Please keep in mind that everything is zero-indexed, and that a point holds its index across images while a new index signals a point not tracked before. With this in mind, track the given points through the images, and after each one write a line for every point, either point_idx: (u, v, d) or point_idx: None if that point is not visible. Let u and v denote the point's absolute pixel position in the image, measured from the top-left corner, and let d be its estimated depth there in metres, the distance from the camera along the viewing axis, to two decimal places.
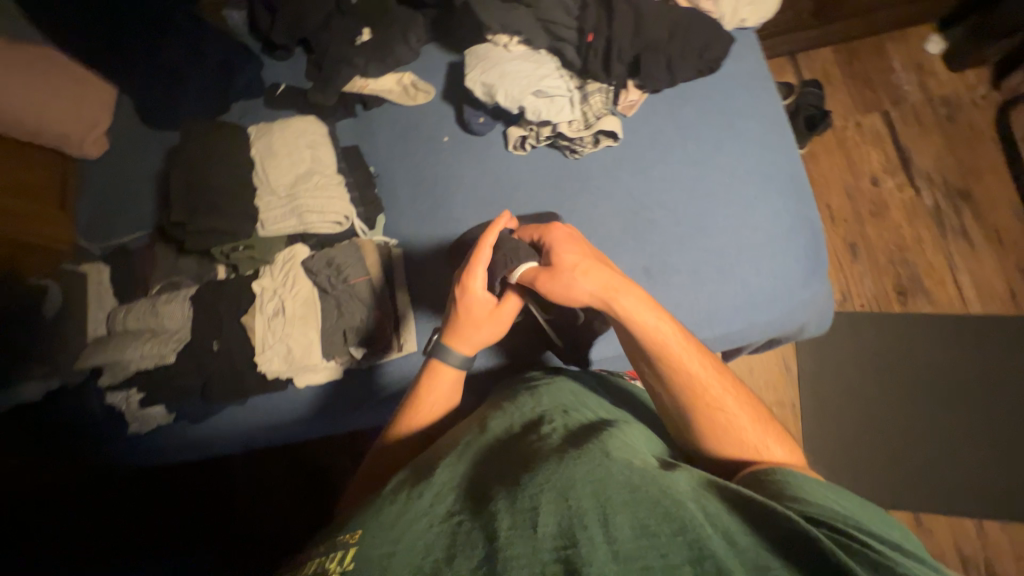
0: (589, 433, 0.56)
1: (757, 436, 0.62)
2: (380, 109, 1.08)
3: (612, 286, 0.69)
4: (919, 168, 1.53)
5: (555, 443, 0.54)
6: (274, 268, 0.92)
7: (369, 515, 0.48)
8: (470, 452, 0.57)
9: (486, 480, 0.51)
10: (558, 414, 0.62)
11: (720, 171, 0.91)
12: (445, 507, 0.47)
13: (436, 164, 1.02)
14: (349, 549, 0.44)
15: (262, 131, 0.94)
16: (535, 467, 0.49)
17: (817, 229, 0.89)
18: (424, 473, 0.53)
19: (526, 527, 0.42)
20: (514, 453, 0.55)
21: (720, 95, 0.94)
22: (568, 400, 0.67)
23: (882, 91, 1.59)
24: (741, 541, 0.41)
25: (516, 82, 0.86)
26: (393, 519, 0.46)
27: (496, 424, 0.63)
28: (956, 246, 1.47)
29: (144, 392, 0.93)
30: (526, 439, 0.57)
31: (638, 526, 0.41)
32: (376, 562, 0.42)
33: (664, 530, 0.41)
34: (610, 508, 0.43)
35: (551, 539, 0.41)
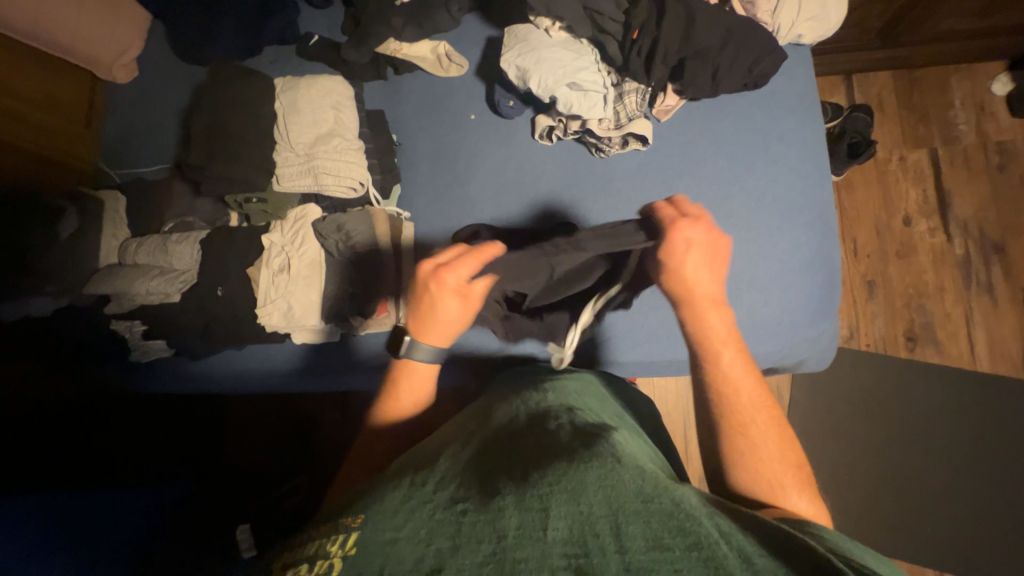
0: (592, 431, 0.56)
1: (776, 477, 0.65)
2: (411, 75, 1.05)
3: (714, 298, 0.72)
4: (956, 215, 1.47)
5: (564, 440, 0.54)
6: (285, 225, 0.93)
7: (371, 502, 0.49)
8: (478, 444, 0.58)
9: (492, 473, 0.51)
10: (564, 411, 0.63)
11: (745, 193, 0.89)
12: (448, 496, 0.48)
13: (459, 142, 1.01)
14: (350, 533, 0.45)
15: (287, 84, 0.92)
16: (542, 465, 0.50)
17: (835, 269, 0.87)
18: (428, 464, 0.55)
19: (535, 527, 0.42)
20: (523, 446, 0.55)
21: (760, 113, 0.91)
22: (577, 401, 0.68)
23: (935, 127, 1.51)
24: (759, 564, 0.40)
25: (552, 70, 0.83)
26: (397, 509, 0.47)
27: (503, 418, 0.63)
28: (978, 300, 1.42)
29: (148, 324, 0.96)
30: (534, 434, 0.58)
31: (651, 535, 0.41)
32: (378, 549, 0.42)
33: (678, 543, 0.40)
34: (621, 513, 0.43)
35: (560, 543, 0.41)
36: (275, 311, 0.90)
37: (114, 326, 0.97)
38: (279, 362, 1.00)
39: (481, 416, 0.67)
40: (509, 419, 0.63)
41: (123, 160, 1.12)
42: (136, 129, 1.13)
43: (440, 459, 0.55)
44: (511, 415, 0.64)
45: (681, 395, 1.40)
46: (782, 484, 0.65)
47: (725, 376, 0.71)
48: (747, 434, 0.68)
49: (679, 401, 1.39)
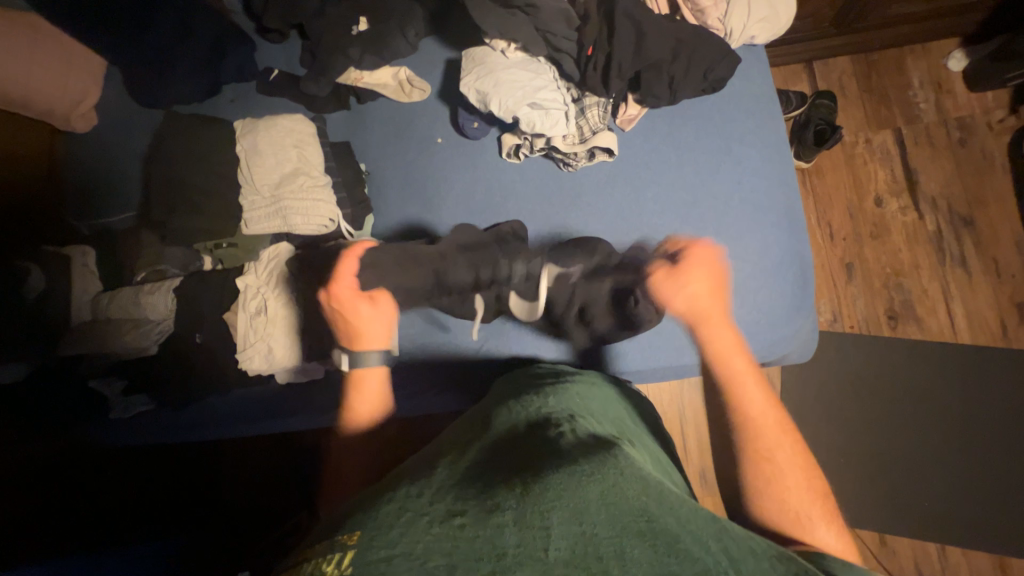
0: (587, 441, 0.57)
1: (800, 504, 0.66)
2: (374, 103, 1.05)
3: (708, 315, 0.78)
4: (925, 192, 1.50)
5: (565, 451, 0.55)
6: (260, 265, 0.92)
7: (364, 515, 0.47)
8: (478, 454, 0.57)
9: (491, 483, 0.51)
10: (565, 418, 0.63)
11: (714, 196, 0.89)
12: (445, 508, 0.47)
13: (427, 167, 1.00)
14: (345, 551, 0.43)
15: (247, 127, 0.91)
16: (541, 477, 0.50)
17: (807, 264, 0.87)
18: (425, 473, 0.54)
19: (539, 548, 0.43)
20: (523, 457, 0.55)
21: (721, 116, 0.92)
22: (575, 406, 0.67)
23: (896, 108, 1.54)
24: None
25: (511, 91, 0.83)
26: (393, 523, 0.45)
27: (503, 425, 0.63)
28: (953, 274, 1.45)
29: (128, 378, 0.94)
30: (533, 446, 0.57)
31: (656, 561, 0.42)
32: (373, 567, 0.41)
33: (683, 569, 0.42)
34: (626, 539, 0.44)
35: (562, 564, 0.41)
36: (257, 355, 0.89)
37: (93, 386, 0.96)
38: (263, 405, 0.98)
39: (479, 422, 0.67)
40: (509, 427, 0.62)
41: (89, 212, 1.10)
42: (101, 179, 1.11)
43: (437, 469, 0.54)
44: (510, 423, 0.63)
45: (674, 394, 1.41)
46: (807, 515, 0.65)
47: (731, 388, 0.74)
48: (768, 452, 0.70)
49: (674, 400, 1.40)
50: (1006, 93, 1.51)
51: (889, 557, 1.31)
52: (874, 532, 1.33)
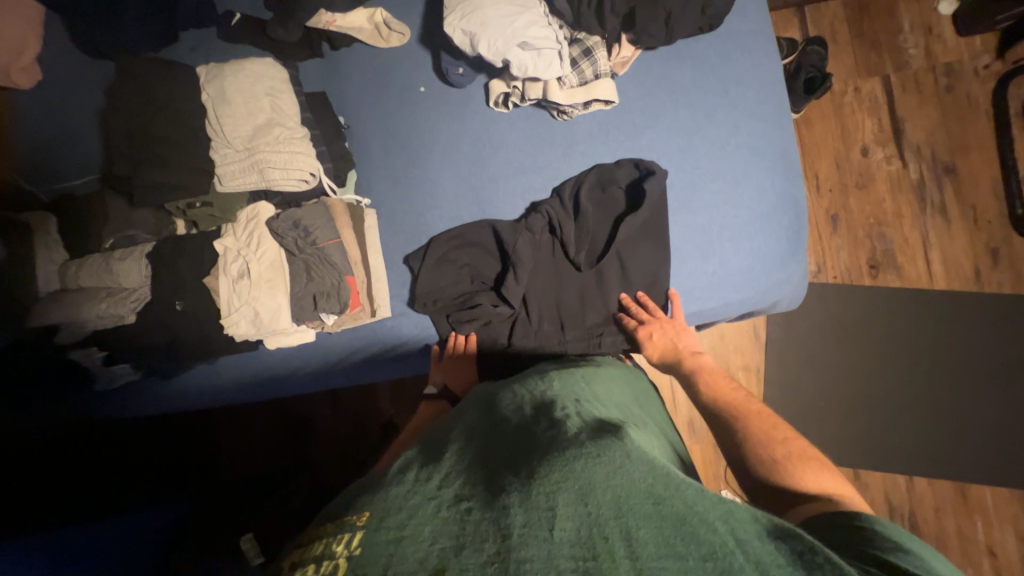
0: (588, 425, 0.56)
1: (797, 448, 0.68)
2: (350, 50, 0.98)
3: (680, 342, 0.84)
4: (909, 140, 1.50)
5: (571, 432, 0.53)
6: (238, 227, 0.87)
7: (375, 497, 0.49)
8: (486, 442, 0.57)
9: (500, 470, 0.51)
10: (569, 401, 0.61)
11: (710, 142, 0.86)
12: (454, 494, 0.48)
13: (411, 119, 0.96)
14: (355, 532, 0.44)
15: (213, 75, 0.84)
16: (546, 461, 0.49)
17: (802, 211, 0.86)
18: (434, 458, 0.55)
19: (543, 528, 0.42)
20: (529, 441, 0.54)
21: (718, 56, 0.87)
22: (579, 390, 0.66)
23: (886, 54, 1.52)
24: (774, 569, 0.40)
25: (501, 31, 0.77)
26: (401, 505, 0.47)
27: (508, 412, 0.62)
28: (933, 222, 1.48)
29: (106, 350, 0.90)
30: (539, 428, 0.56)
31: (663, 543, 0.41)
32: (380, 552, 0.42)
33: (691, 552, 0.41)
34: (632, 518, 0.43)
35: (569, 543, 0.41)
36: (242, 320, 0.84)
37: (67, 359, 0.90)
38: (254, 374, 0.96)
39: (485, 408, 0.66)
40: (515, 412, 0.61)
41: (41, 175, 1.01)
42: (54, 141, 1.02)
43: (445, 455, 0.55)
44: (516, 408, 0.62)
45: None
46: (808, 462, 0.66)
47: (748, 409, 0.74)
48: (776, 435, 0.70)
49: None
50: (992, 37, 1.50)
51: (863, 490, 1.39)
52: (849, 468, 1.41)
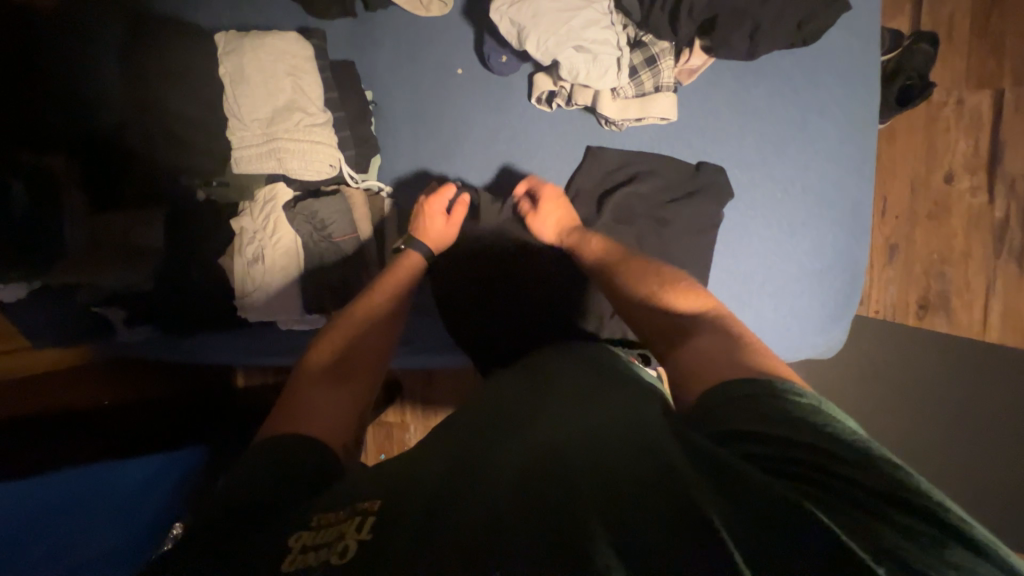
0: (586, 418, 0.56)
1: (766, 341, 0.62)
2: (385, 13, 0.88)
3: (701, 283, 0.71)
4: (1005, 171, 1.31)
5: (569, 433, 0.53)
6: (255, 208, 0.84)
7: (382, 488, 0.50)
8: (485, 429, 0.57)
9: (496, 455, 0.51)
10: (568, 402, 0.61)
11: (771, 180, 0.76)
12: (455, 476, 0.49)
13: (442, 103, 0.87)
14: (368, 518, 0.45)
15: (230, 43, 0.75)
16: (542, 455, 0.49)
17: (859, 273, 0.77)
18: (433, 451, 0.56)
19: (535, 509, 0.42)
20: (524, 434, 0.54)
21: (804, 77, 0.75)
22: (581, 385, 0.65)
23: (1007, 63, 1.29)
24: (765, 553, 0.37)
25: (554, 29, 0.66)
26: (408, 493, 0.48)
27: (508, 408, 0.62)
28: (1005, 268, 1.33)
29: (128, 310, 0.91)
30: (534, 427, 0.56)
31: (652, 518, 0.40)
32: (394, 528, 0.43)
33: (676, 523, 0.39)
34: (621, 502, 0.42)
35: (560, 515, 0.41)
36: (256, 304, 0.85)
37: (96, 310, 0.92)
38: (257, 349, 0.95)
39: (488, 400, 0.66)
40: (513, 408, 0.61)
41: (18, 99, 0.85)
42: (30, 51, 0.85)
43: (443, 447, 0.56)
44: (518, 407, 0.62)
45: None
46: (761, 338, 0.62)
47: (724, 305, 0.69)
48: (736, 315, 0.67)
49: None
50: None
51: None
52: None
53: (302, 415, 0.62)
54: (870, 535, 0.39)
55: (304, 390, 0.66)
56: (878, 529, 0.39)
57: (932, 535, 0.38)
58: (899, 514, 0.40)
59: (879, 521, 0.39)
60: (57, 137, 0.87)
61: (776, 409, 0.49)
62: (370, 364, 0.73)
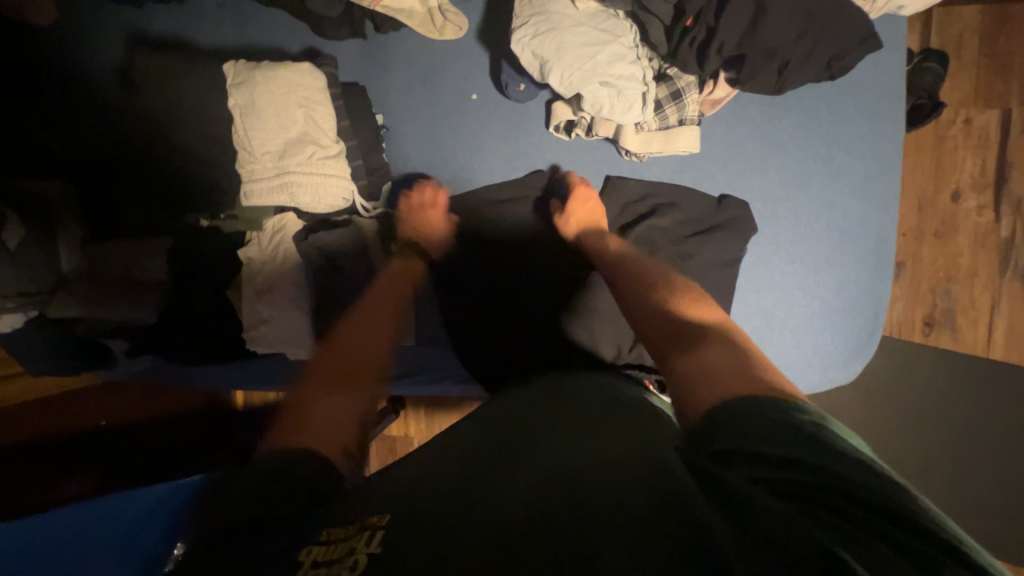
0: (595, 433, 0.53)
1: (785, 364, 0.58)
2: (398, 35, 0.85)
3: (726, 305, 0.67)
4: (1012, 191, 1.32)
5: (577, 448, 0.50)
6: (263, 238, 0.81)
7: (388, 501, 0.47)
8: (490, 442, 0.54)
9: (501, 470, 0.48)
10: (576, 418, 0.58)
11: (794, 214, 0.75)
12: (459, 488, 0.46)
13: (457, 129, 0.85)
14: (375, 532, 0.43)
15: (240, 72, 0.72)
16: (547, 470, 0.46)
17: (880, 309, 0.77)
18: (437, 464, 0.52)
19: (539, 523, 0.39)
20: (532, 449, 0.51)
21: (830, 110, 0.73)
22: (591, 402, 0.62)
23: (1016, 83, 1.29)
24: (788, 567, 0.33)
25: (578, 63, 0.64)
26: (411, 506, 0.45)
27: (513, 422, 0.59)
28: (1009, 287, 1.34)
29: (130, 340, 0.88)
30: (542, 443, 0.52)
31: (663, 531, 0.37)
32: (395, 543, 0.41)
33: (689, 537, 0.36)
34: (629, 512, 0.39)
35: (563, 528, 0.38)
36: (264, 336, 0.82)
37: (100, 340, 0.89)
38: (264, 379, 0.92)
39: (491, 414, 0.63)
40: (520, 423, 0.58)
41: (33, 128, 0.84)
42: (55, 84, 0.86)
43: (447, 460, 0.53)
44: (523, 421, 0.59)
45: None
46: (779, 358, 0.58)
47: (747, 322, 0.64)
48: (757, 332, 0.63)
49: None
50: None
51: None
52: None
53: (307, 424, 0.58)
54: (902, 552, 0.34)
55: (316, 398, 0.62)
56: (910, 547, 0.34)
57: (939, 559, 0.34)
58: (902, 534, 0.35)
59: (894, 541, 0.35)
60: (69, 165, 0.86)
61: (768, 415, 0.44)
62: (379, 375, 0.69)
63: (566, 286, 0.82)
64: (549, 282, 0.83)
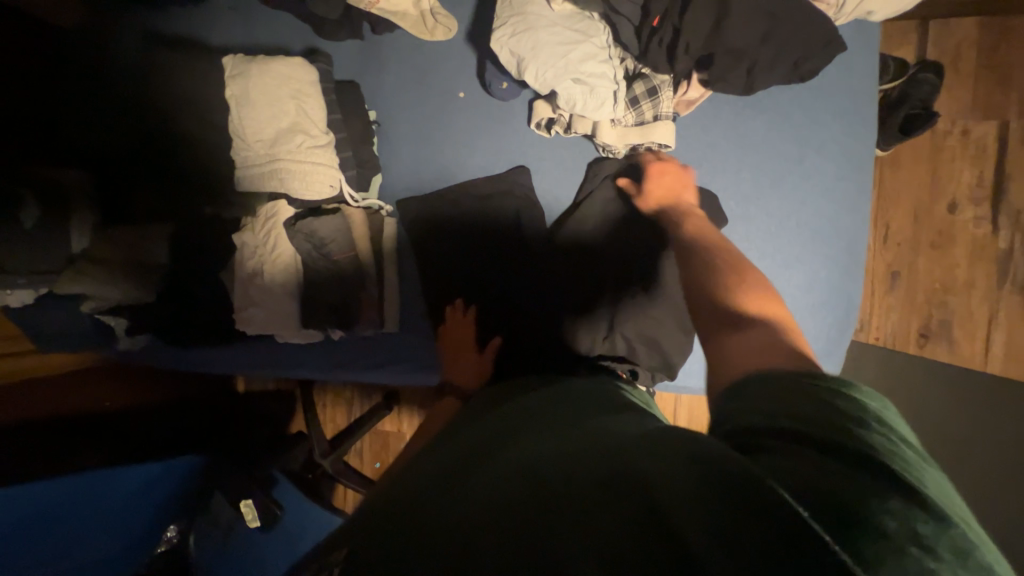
0: (568, 418, 0.51)
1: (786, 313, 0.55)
2: (392, 36, 0.89)
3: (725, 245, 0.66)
4: (1012, 203, 1.30)
5: (546, 435, 0.47)
6: (256, 225, 0.84)
7: (362, 527, 0.45)
8: (466, 444, 0.52)
9: (471, 468, 0.46)
10: (550, 405, 0.55)
11: (768, 213, 0.76)
12: (426, 496, 0.44)
13: (443, 126, 0.89)
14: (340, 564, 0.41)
15: (237, 66, 0.77)
16: (512, 460, 0.43)
17: (853, 310, 0.77)
18: (413, 478, 0.50)
19: (494, 514, 0.37)
20: (502, 443, 0.49)
21: (802, 112, 0.75)
22: (572, 393, 0.59)
23: (1016, 96, 1.29)
24: (748, 530, 0.30)
25: (551, 60, 0.67)
26: (382, 526, 0.43)
27: (489, 420, 0.57)
28: (1010, 300, 1.32)
29: (129, 319, 0.92)
30: (512, 435, 0.50)
31: (622, 518, 0.33)
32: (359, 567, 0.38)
33: (651, 524, 0.32)
34: (588, 496, 0.36)
35: (519, 520, 0.36)
36: (254, 318, 0.86)
37: (100, 319, 0.92)
38: (254, 361, 0.95)
39: (473, 419, 0.61)
40: (495, 420, 0.56)
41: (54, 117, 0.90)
42: (75, 77, 0.91)
43: (425, 470, 0.51)
44: (500, 418, 0.56)
45: None
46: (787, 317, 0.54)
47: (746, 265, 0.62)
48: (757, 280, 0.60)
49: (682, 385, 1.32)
50: None
51: None
52: None
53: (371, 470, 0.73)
54: (876, 517, 0.31)
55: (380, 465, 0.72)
56: (882, 506, 0.32)
57: (901, 507, 0.31)
58: (862, 488, 0.32)
59: (873, 507, 0.31)
60: (83, 152, 0.91)
61: (770, 384, 0.42)
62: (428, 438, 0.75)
63: (544, 281, 0.85)
64: (528, 276, 0.85)
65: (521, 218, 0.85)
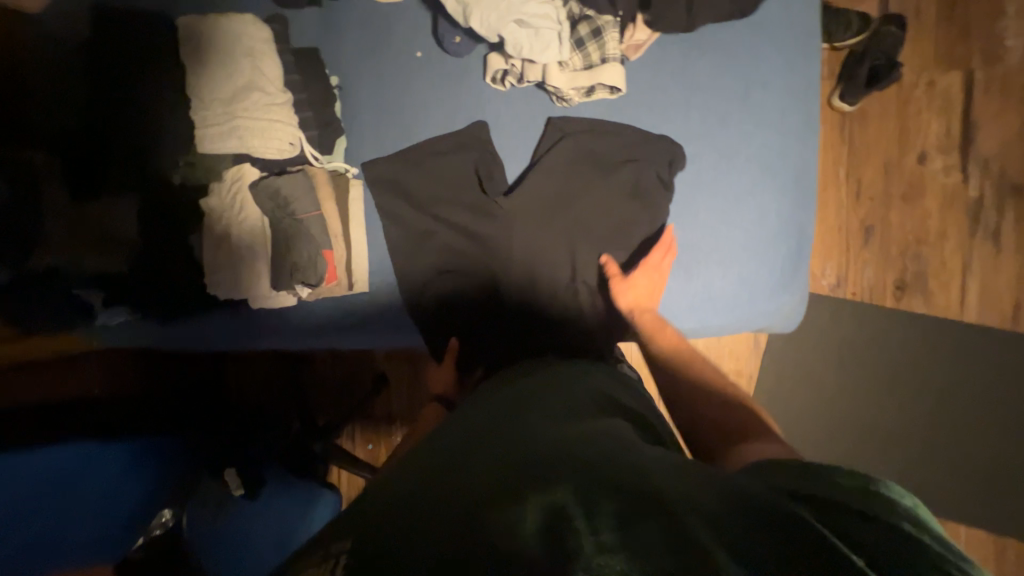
0: (572, 421, 0.53)
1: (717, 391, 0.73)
2: (349, 1, 0.90)
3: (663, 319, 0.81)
4: (978, 150, 1.32)
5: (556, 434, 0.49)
6: (221, 190, 0.86)
7: (362, 517, 0.42)
8: (466, 439, 0.52)
9: (483, 461, 0.46)
10: (550, 406, 0.58)
11: (716, 151, 0.81)
12: (436, 486, 0.43)
13: (402, 85, 0.90)
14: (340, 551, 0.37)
15: (190, 31, 0.80)
16: (531, 455, 0.45)
17: (804, 240, 0.84)
18: (414, 468, 0.49)
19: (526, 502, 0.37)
20: (506, 438, 0.50)
21: (744, 50, 0.79)
22: (567, 391, 0.62)
23: (977, 45, 1.31)
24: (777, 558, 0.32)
25: (496, 4, 0.69)
26: (387, 513, 0.40)
27: (484, 417, 0.58)
28: (982, 246, 1.33)
29: (103, 292, 0.92)
30: (518, 430, 0.52)
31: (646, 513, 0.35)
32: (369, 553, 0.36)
33: (677, 528, 0.34)
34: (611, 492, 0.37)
35: (552, 507, 0.36)
36: (223, 280, 0.87)
37: (76, 295, 0.92)
38: (232, 328, 0.96)
39: (465, 415, 0.61)
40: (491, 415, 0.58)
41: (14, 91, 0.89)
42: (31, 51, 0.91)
43: (424, 464, 0.49)
44: (495, 415, 0.58)
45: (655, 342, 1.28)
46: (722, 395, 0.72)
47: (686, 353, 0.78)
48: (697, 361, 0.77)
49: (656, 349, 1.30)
50: None
51: None
52: None
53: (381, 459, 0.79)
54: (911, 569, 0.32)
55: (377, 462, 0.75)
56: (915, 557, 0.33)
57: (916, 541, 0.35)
58: (861, 533, 0.35)
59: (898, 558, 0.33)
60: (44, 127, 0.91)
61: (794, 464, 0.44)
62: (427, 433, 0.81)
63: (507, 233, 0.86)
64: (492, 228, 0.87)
65: (485, 173, 0.87)
